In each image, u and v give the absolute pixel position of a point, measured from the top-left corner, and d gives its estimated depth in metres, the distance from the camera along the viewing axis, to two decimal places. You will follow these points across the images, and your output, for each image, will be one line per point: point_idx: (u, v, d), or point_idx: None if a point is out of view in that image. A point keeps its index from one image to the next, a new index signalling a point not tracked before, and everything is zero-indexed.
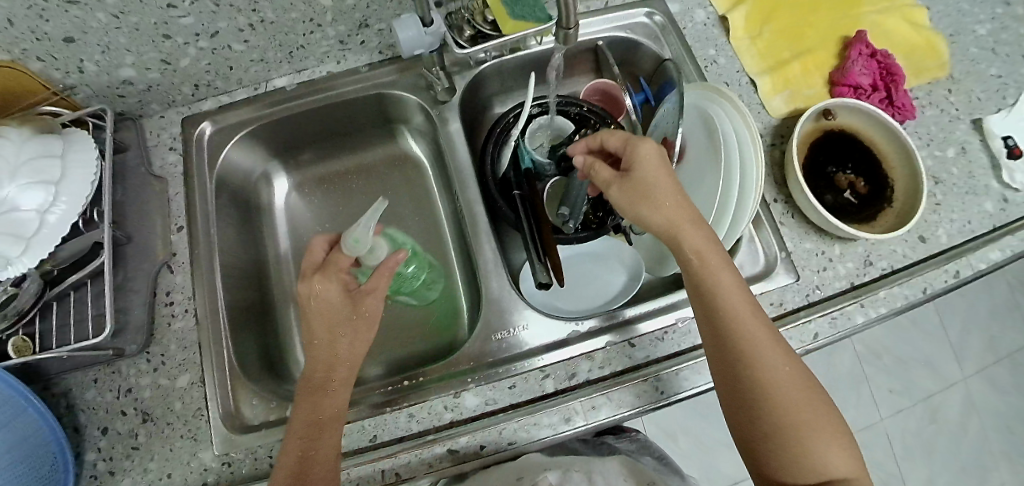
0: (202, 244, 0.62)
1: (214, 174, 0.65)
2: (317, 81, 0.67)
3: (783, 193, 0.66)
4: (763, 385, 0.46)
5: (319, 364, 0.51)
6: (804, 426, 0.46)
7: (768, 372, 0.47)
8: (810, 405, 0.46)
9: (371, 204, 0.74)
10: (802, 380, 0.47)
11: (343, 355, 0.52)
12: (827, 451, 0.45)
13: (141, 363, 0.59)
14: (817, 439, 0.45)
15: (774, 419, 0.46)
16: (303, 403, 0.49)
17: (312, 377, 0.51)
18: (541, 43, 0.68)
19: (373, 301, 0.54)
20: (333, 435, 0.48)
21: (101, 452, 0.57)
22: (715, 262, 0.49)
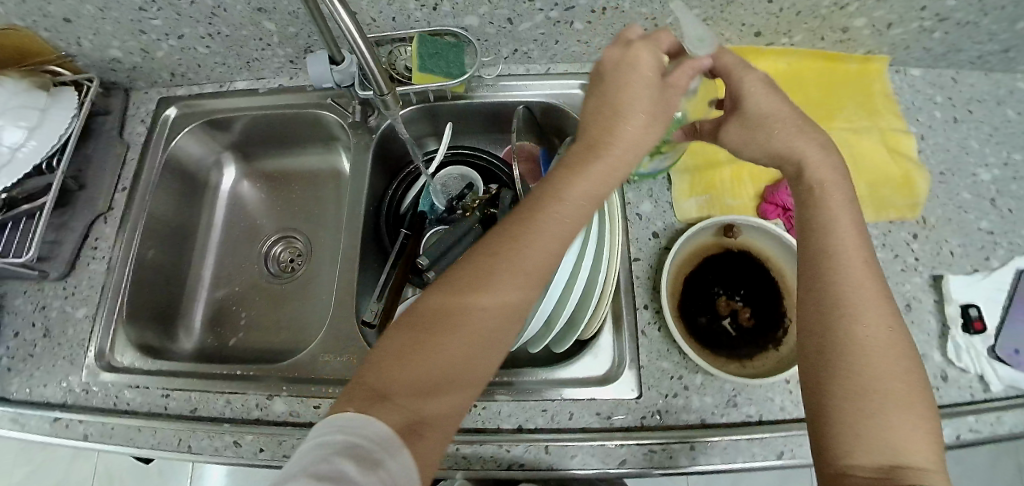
0: (137, 204, 0.73)
1: (167, 150, 0.75)
2: (265, 89, 0.76)
3: (655, 302, 0.61)
4: (849, 350, 0.41)
5: (523, 225, 0.44)
6: (891, 403, 0.39)
7: (864, 341, 0.41)
8: (900, 388, 0.40)
9: (297, 207, 0.82)
10: (901, 368, 0.41)
11: (550, 219, 0.44)
12: (904, 436, 0.39)
13: (59, 288, 0.71)
14: (891, 415, 0.39)
15: (853, 386, 0.40)
16: (481, 254, 0.43)
17: (516, 222, 0.44)
18: (467, 98, 0.72)
19: (643, 123, 0.46)
20: (492, 311, 0.42)
21: (8, 350, 0.69)
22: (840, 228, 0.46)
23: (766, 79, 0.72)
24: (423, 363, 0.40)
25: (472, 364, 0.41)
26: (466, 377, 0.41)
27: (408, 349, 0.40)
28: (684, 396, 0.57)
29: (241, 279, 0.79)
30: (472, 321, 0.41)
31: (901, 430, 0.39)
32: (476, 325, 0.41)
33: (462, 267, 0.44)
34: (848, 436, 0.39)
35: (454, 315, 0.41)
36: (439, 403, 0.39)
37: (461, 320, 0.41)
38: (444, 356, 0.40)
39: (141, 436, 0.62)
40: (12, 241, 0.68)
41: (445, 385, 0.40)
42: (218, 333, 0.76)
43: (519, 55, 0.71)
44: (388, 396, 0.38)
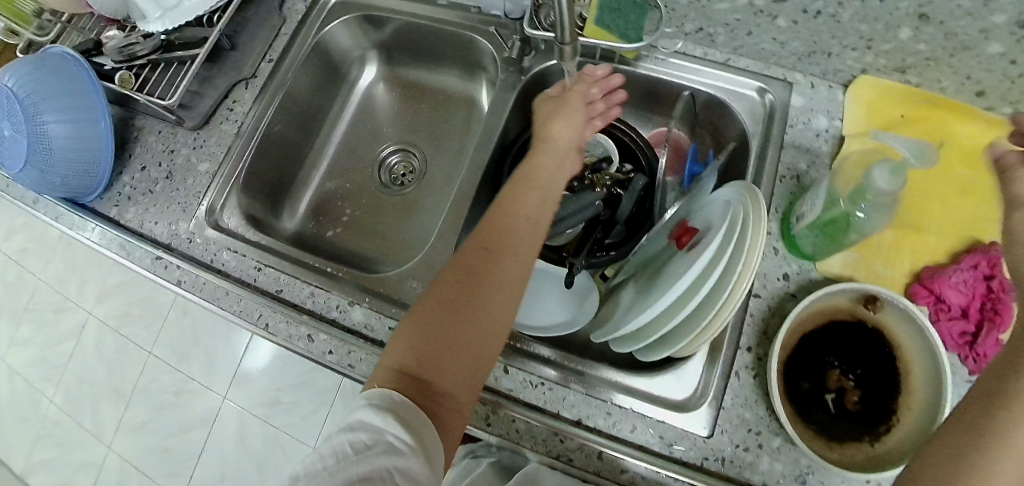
0: (278, 79, 0.74)
1: (318, 35, 0.76)
2: (431, 0, 0.72)
3: (761, 348, 0.57)
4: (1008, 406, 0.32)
5: (500, 234, 0.52)
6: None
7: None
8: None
9: (420, 127, 0.81)
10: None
11: (519, 226, 0.53)
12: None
13: (190, 138, 0.74)
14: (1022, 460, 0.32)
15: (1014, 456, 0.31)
16: (463, 263, 0.50)
17: (489, 234, 0.52)
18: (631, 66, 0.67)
19: (570, 146, 0.59)
20: (495, 304, 0.49)
21: (132, 182, 0.74)
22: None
23: (967, 147, 0.61)
24: (439, 355, 0.45)
25: (478, 348, 0.47)
26: (475, 354, 0.47)
27: (421, 346, 0.45)
28: (757, 453, 0.54)
29: (349, 179, 0.80)
30: (479, 308, 0.48)
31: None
32: (480, 313, 0.48)
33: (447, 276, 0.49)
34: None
35: (459, 310, 0.47)
36: (456, 378, 0.45)
37: (464, 313, 0.47)
38: (455, 340, 0.46)
39: (228, 300, 0.64)
40: (161, 82, 0.71)
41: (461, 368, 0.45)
42: (316, 223, 0.78)
43: (702, 34, 0.64)
44: (414, 383, 0.43)
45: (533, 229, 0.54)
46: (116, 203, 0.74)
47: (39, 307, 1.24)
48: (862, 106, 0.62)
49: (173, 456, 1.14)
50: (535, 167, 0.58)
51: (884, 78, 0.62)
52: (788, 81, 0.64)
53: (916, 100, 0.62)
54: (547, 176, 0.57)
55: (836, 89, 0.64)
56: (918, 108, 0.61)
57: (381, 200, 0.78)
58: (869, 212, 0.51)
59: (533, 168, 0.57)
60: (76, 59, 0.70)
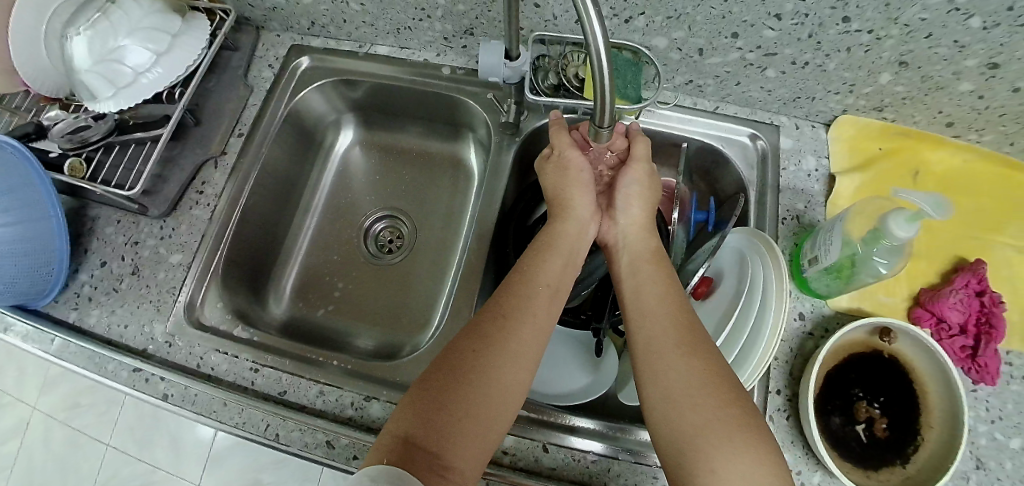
0: (252, 153, 0.68)
1: (290, 104, 0.71)
2: (413, 63, 0.69)
3: (790, 389, 0.58)
4: (652, 384, 0.47)
5: (517, 298, 0.51)
6: (683, 398, 0.45)
7: (655, 354, 0.48)
8: (714, 404, 0.44)
9: (406, 187, 0.77)
10: (710, 388, 0.45)
11: (539, 290, 0.52)
12: (739, 459, 0.41)
13: (156, 227, 0.67)
14: (747, 459, 0.41)
15: (693, 427, 0.43)
16: (478, 331, 0.48)
17: (507, 301, 0.51)
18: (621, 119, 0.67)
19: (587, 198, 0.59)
20: (510, 373, 0.47)
21: (91, 280, 0.67)
22: (640, 245, 0.57)
23: (938, 172, 0.65)
24: (443, 425, 0.43)
25: (489, 418, 0.45)
26: (485, 424, 0.44)
27: (426, 413, 0.43)
28: None
29: (335, 252, 0.75)
30: (493, 375, 0.46)
31: (764, 466, 0.41)
32: (494, 383, 0.46)
33: (461, 342, 0.48)
34: (699, 477, 0.42)
35: (472, 380, 0.45)
36: (463, 450, 0.43)
37: (477, 380, 0.45)
38: (466, 410, 0.44)
39: (227, 412, 0.57)
40: (118, 166, 0.65)
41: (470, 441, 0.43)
42: (305, 305, 0.72)
43: (691, 86, 0.67)
44: (415, 452, 0.41)
45: (553, 296, 0.53)
46: (75, 306, 0.66)
47: None
48: (844, 143, 0.66)
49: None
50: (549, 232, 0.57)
51: (862, 116, 0.66)
52: (775, 124, 0.67)
53: (891, 132, 0.66)
54: (570, 244, 0.57)
55: (819, 128, 0.68)
56: (894, 140, 0.65)
57: (374, 272, 0.73)
58: (884, 256, 0.52)
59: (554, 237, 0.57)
60: (19, 149, 0.61)
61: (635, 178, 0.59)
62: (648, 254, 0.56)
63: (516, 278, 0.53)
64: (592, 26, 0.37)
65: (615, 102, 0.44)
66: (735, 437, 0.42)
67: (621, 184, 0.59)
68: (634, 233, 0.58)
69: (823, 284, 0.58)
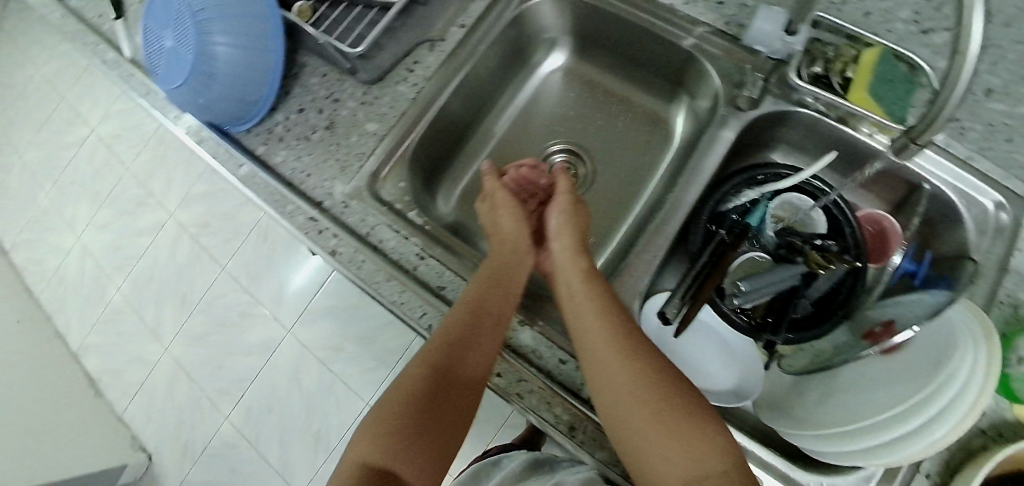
0: (467, 50, 0.67)
1: (518, 10, 0.68)
2: (657, 4, 0.63)
3: (941, 477, 0.54)
4: (598, 394, 0.50)
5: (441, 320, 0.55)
6: (624, 406, 0.49)
7: (598, 373, 0.51)
8: (646, 407, 0.48)
9: (597, 130, 0.74)
10: (647, 398, 0.49)
11: (487, 288, 0.55)
12: (677, 447, 0.46)
13: (359, 91, 0.68)
14: (691, 446, 0.46)
15: (634, 427, 0.48)
16: (418, 369, 0.53)
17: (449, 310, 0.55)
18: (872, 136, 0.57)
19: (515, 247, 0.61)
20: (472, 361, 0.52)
21: (284, 122, 0.69)
22: (574, 271, 0.59)
23: None
24: (425, 428, 0.51)
25: (457, 400, 0.53)
26: (460, 403, 0.53)
27: (378, 443, 0.50)
28: None
29: None
30: (453, 366, 0.52)
31: (707, 449, 0.45)
32: (457, 365, 0.52)
33: (415, 367, 0.53)
34: (652, 468, 0.47)
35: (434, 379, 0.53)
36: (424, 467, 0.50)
37: (439, 367, 0.53)
38: (447, 407, 0.52)
39: (389, 288, 0.59)
40: (340, 22, 0.67)
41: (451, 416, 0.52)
42: (469, 213, 0.72)
43: (953, 126, 0.60)
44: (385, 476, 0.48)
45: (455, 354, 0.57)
46: (264, 141, 0.69)
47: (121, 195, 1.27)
48: None
49: (236, 378, 1.11)
50: (467, 289, 0.55)
51: None
52: None
53: None
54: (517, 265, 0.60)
55: None
56: None
57: (541, 205, 0.73)
58: None
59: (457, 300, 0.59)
60: None
61: (558, 219, 0.63)
62: (579, 274, 0.58)
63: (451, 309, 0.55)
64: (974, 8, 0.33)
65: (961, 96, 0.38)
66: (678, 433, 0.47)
67: (550, 224, 0.64)
68: (568, 257, 0.61)
69: None
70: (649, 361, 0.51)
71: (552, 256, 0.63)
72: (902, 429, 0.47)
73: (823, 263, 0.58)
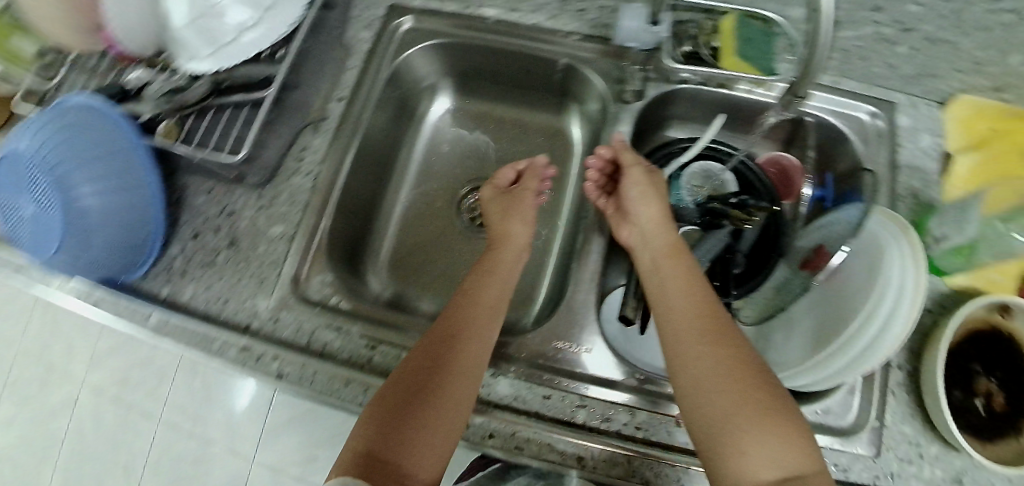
0: (352, 121, 0.64)
1: (391, 67, 0.66)
2: (521, 25, 0.65)
3: (910, 364, 0.61)
4: (679, 372, 0.49)
5: (468, 302, 0.54)
6: (709, 381, 0.47)
7: (681, 348, 0.49)
8: (736, 395, 0.46)
9: (502, 158, 0.73)
10: (734, 380, 0.46)
11: (492, 288, 0.56)
12: (766, 444, 0.44)
13: (252, 197, 0.63)
14: (776, 441, 0.44)
15: (719, 414, 0.45)
16: (423, 353, 0.50)
17: (453, 314, 0.53)
18: (751, 92, 0.61)
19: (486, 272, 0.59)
20: (474, 347, 0.51)
21: (183, 253, 0.63)
22: (659, 242, 0.57)
23: None
24: (408, 436, 0.46)
25: (450, 405, 0.47)
26: (453, 412, 0.48)
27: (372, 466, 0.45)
28: (916, 463, 0.58)
29: (430, 224, 0.72)
30: (450, 361, 0.49)
31: (797, 453, 0.44)
32: (457, 361, 0.49)
33: (421, 349, 0.50)
34: (731, 459, 0.44)
35: (424, 371, 0.49)
36: (418, 464, 0.46)
37: (438, 364, 0.49)
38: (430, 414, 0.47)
39: (350, 392, 0.55)
40: (211, 131, 0.62)
41: (440, 417, 0.47)
42: (405, 279, 0.69)
43: None
44: (376, 466, 0.45)
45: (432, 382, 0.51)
46: (167, 280, 0.63)
47: (22, 380, 1.10)
48: (959, 123, 0.65)
49: None
50: (473, 290, 0.56)
51: (981, 96, 0.65)
52: (891, 101, 0.66)
53: (1011, 113, 0.65)
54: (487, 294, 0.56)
55: (935, 107, 0.67)
56: (1008, 121, 0.65)
57: (469, 247, 0.70)
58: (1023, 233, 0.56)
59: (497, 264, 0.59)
60: (122, 119, 0.58)
61: (636, 180, 0.59)
62: (667, 249, 0.56)
63: (467, 308, 0.54)
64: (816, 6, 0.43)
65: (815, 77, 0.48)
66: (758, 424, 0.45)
67: (629, 193, 0.59)
68: (652, 229, 0.58)
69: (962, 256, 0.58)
70: (741, 353, 0.48)
71: (633, 229, 0.60)
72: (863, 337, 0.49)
73: (743, 217, 0.61)
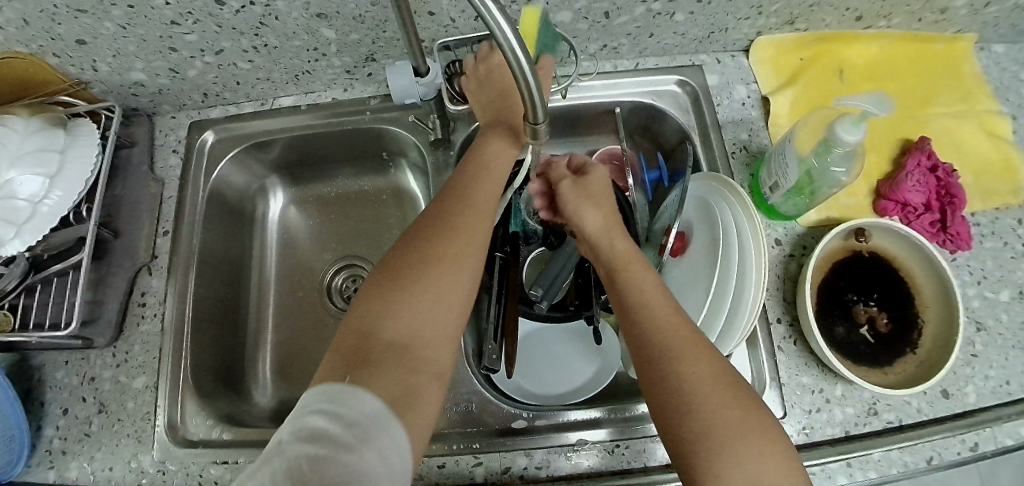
0: (184, 247, 0.64)
1: (208, 186, 0.67)
2: (322, 106, 0.66)
3: (789, 314, 0.60)
4: (652, 387, 0.42)
5: (445, 220, 0.46)
6: (680, 399, 0.40)
7: (648, 359, 0.43)
8: (720, 402, 0.40)
9: (357, 232, 0.74)
10: (711, 390, 0.40)
11: (467, 224, 0.47)
12: (744, 461, 0.38)
13: (108, 356, 0.62)
14: (754, 458, 0.38)
15: (694, 432, 0.39)
16: (389, 275, 0.44)
17: (434, 217, 0.47)
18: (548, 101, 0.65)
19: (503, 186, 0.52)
20: (442, 280, 0.43)
21: (59, 431, 0.60)
22: (608, 251, 0.50)
23: (859, 65, 0.66)
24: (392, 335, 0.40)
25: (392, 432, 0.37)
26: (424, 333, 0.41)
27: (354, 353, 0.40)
28: (826, 409, 0.57)
29: (304, 318, 0.71)
30: (417, 290, 0.42)
31: (772, 469, 0.38)
32: (428, 304, 0.42)
33: (382, 283, 0.43)
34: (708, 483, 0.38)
35: (383, 340, 0.40)
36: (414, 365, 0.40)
37: (409, 289, 0.42)
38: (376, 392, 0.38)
39: None
40: (47, 305, 0.60)
41: (415, 346, 0.41)
42: (292, 384, 0.68)
43: (607, 50, 0.65)
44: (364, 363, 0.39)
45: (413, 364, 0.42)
46: (50, 465, 0.59)
47: None
48: (765, 64, 0.66)
49: None
50: (454, 215, 0.47)
51: (777, 33, 0.65)
52: (697, 64, 0.67)
53: (809, 41, 0.65)
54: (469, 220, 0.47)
55: (739, 56, 0.68)
56: (811, 48, 0.65)
57: None
58: (839, 164, 0.53)
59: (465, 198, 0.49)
60: None
61: (597, 177, 0.56)
62: (619, 252, 0.50)
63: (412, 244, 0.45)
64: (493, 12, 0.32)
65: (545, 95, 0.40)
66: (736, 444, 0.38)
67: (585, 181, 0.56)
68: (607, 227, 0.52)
69: (800, 196, 0.57)
70: (712, 361, 0.42)
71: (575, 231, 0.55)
72: (726, 304, 0.53)
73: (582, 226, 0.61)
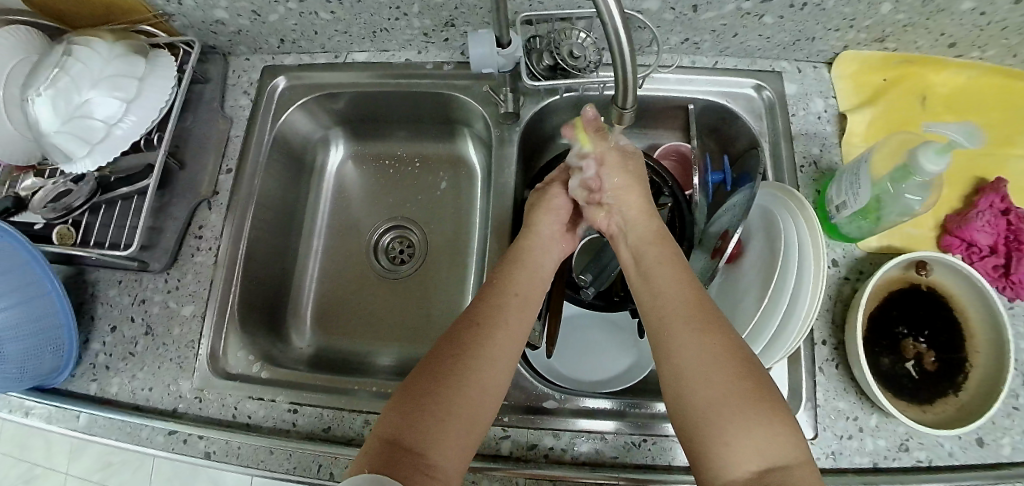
0: (244, 187, 0.65)
1: (274, 130, 0.68)
2: (394, 66, 0.67)
3: (835, 337, 0.59)
4: (665, 361, 0.44)
5: (495, 306, 0.49)
6: (693, 370, 0.42)
7: (664, 339, 0.45)
8: (719, 379, 0.41)
9: (409, 195, 0.75)
10: (730, 359, 0.42)
11: (513, 318, 0.49)
12: (753, 432, 0.39)
13: (160, 281, 0.64)
14: (760, 427, 0.39)
15: (695, 407, 0.41)
16: (440, 357, 0.46)
17: (482, 308, 0.49)
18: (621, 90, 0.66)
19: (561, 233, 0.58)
20: (488, 371, 0.45)
21: (105, 346, 0.62)
22: (642, 228, 0.53)
23: (945, 93, 0.63)
24: (410, 452, 0.41)
25: (447, 442, 0.42)
26: (452, 437, 0.42)
27: (430, 373, 0.45)
28: (858, 437, 0.56)
29: (347, 272, 0.73)
30: (475, 362, 0.45)
31: (781, 444, 0.39)
32: (446, 416, 0.43)
33: (429, 362, 0.46)
34: (714, 451, 0.39)
35: (448, 363, 0.45)
36: (443, 452, 0.41)
37: (474, 357, 0.45)
38: (430, 405, 0.43)
39: (275, 460, 0.55)
40: (108, 225, 0.61)
41: (447, 441, 0.42)
42: (329, 334, 0.70)
43: (687, 45, 0.64)
44: (401, 455, 0.40)
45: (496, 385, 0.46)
46: (93, 377, 0.61)
47: None
48: (846, 81, 0.64)
49: None
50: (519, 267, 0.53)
51: (865, 49, 0.64)
52: (777, 71, 0.66)
53: (896, 62, 0.64)
54: (540, 262, 0.55)
55: (822, 69, 0.66)
56: (898, 69, 0.63)
57: (389, 290, 0.71)
58: (916, 192, 0.51)
59: (509, 281, 0.52)
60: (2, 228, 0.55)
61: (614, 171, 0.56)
62: (653, 235, 0.52)
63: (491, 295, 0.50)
64: (605, 1, 0.36)
65: (637, 71, 0.42)
66: (735, 418, 0.39)
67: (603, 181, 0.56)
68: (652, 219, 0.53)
69: (874, 220, 0.55)
70: (730, 337, 0.43)
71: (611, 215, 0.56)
72: (776, 317, 0.53)
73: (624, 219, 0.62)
